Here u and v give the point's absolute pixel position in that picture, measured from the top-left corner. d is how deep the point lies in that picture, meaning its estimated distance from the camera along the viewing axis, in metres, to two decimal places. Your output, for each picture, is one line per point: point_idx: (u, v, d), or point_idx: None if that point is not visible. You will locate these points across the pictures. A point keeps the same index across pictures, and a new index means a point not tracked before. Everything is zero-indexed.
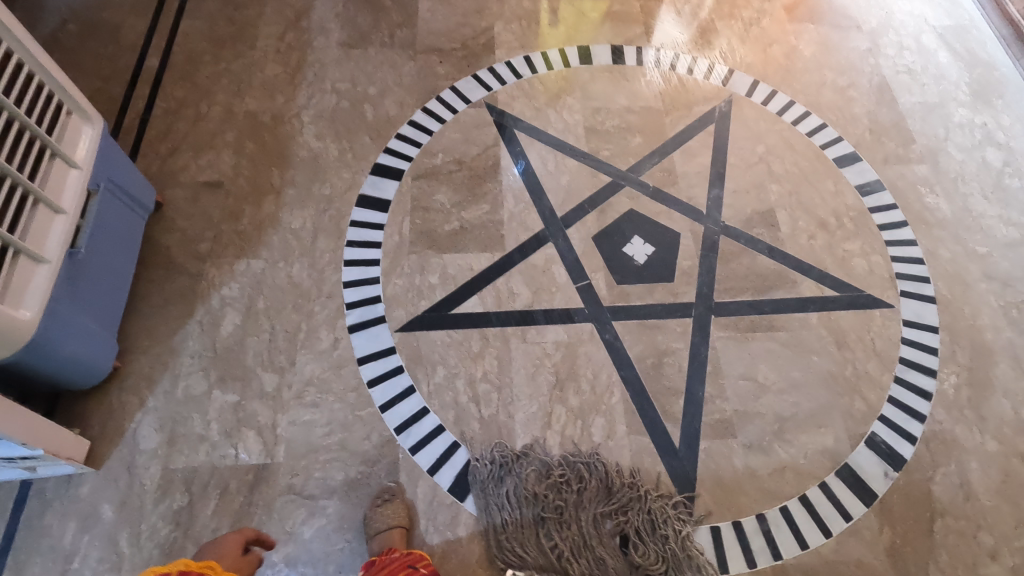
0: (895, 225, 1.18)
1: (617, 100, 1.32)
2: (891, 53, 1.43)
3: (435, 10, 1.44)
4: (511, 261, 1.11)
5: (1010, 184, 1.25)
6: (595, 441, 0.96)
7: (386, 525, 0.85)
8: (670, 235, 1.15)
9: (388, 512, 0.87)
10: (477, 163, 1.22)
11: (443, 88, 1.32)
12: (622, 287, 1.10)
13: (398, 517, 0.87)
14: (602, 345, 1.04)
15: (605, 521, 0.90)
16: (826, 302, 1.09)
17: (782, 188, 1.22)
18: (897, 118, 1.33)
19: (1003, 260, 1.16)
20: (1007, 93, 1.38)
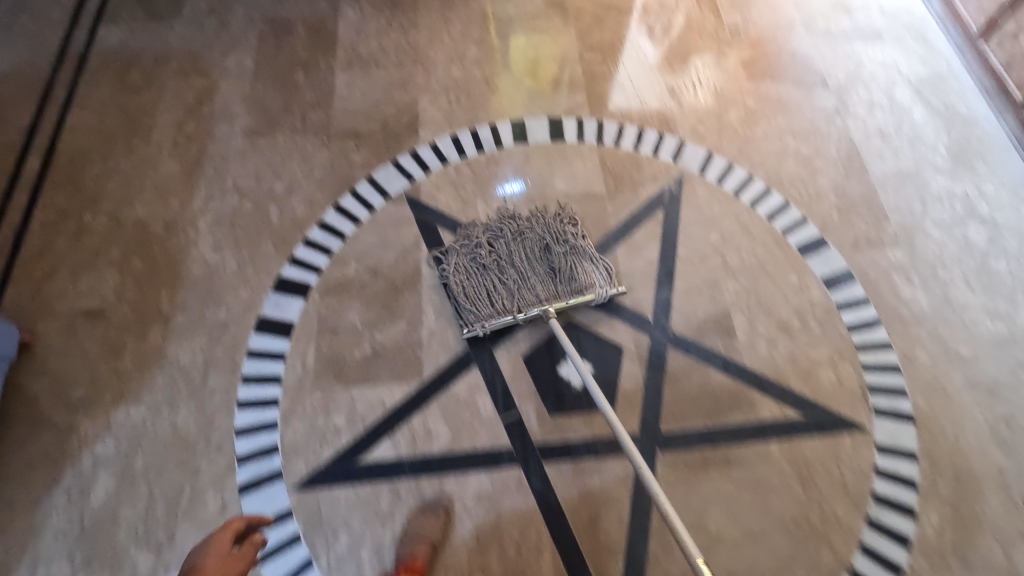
0: (866, 326, 1.05)
1: (554, 186, 1.18)
2: (860, 113, 1.28)
3: (354, 84, 1.30)
4: (429, 393, 0.98)
5: (997, 266, 1.11)
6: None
7: (416, 537, 0.85)
8: (611, 351, 1.02)
9: (425, 521, 0.87)
10: (395, 270, 1.09)
11: (359, 179, 1.18)
12: (556, 420, 0.96)
13: (431, 530, 0.86)
14: (531, 496, 0.91)
15: (542, 277, 1.01)
16: (788, 427, 0.96)
17: (739, 286, 1.08)
18: (868, 191, 1.18)
19: (990, 364, 1.02)
20: (990, 155, 1.22)
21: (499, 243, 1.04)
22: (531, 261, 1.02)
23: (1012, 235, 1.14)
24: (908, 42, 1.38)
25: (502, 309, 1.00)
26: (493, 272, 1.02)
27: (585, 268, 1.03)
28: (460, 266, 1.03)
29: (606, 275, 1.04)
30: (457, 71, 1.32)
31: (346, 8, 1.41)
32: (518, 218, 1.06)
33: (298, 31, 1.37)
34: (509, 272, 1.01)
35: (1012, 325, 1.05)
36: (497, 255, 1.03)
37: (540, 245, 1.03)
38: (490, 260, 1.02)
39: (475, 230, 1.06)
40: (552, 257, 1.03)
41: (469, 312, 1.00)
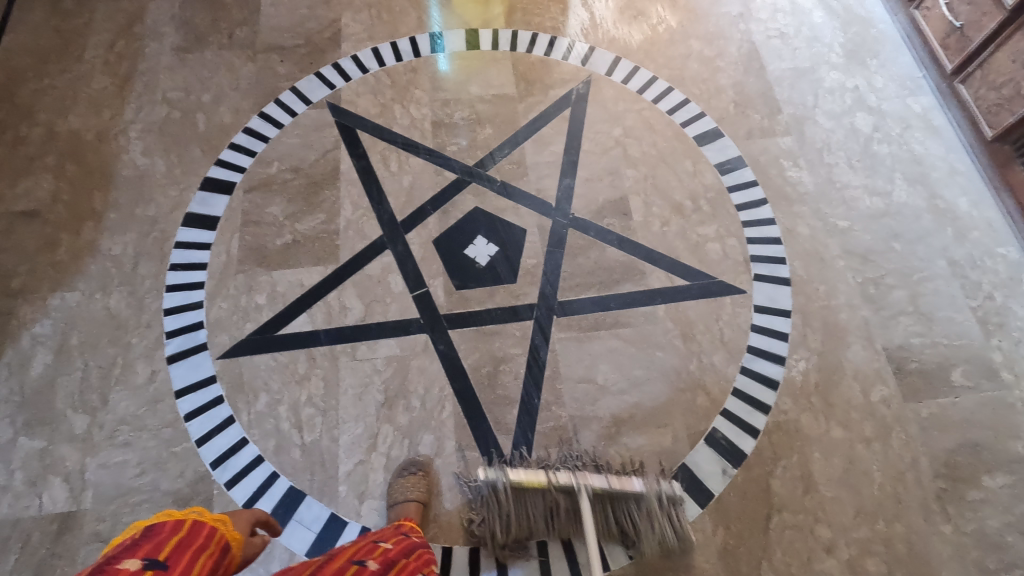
0: (754, 204, 1.13)
1: (469, 90, 1.25)
2: (763, 18, 1.35)
3: (279, 4, 1.35)
4: (345, 274, 1.06)
5: (879, 150, 1.19)
6: (422, 458, 0.92)
7: (404, 498, 0.86)
8: (516, 234, 1.10)
9: (407, 484, 0.87)
10: (316, 169, 1.15)
11: (283, 89, 1.24)
12: (461, 293, 1.04)
13: (416, 492, 0.87)
14: (436, 357, 0.99)
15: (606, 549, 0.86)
16: (674, 293, 1.05)
17: (638, 174, 1.16)
18: (764, 88, 1.26)
19: (865, 234, 1.10)
20: (882, 52, 1.30)
21: (558, 501, 0.83)
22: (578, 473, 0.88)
23: (896, 122, 1.22)
24: None
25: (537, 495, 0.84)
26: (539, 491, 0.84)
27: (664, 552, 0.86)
28: (500, 525, 0.84)
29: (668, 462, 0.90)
30: None
31: None
32: (605, 478, 0.84)
33: None
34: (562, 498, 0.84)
35: (888, 200, 1.14)
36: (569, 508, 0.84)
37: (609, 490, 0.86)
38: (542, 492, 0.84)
39: (529, 481, 0.84)
40: (629, 535, 0.85)
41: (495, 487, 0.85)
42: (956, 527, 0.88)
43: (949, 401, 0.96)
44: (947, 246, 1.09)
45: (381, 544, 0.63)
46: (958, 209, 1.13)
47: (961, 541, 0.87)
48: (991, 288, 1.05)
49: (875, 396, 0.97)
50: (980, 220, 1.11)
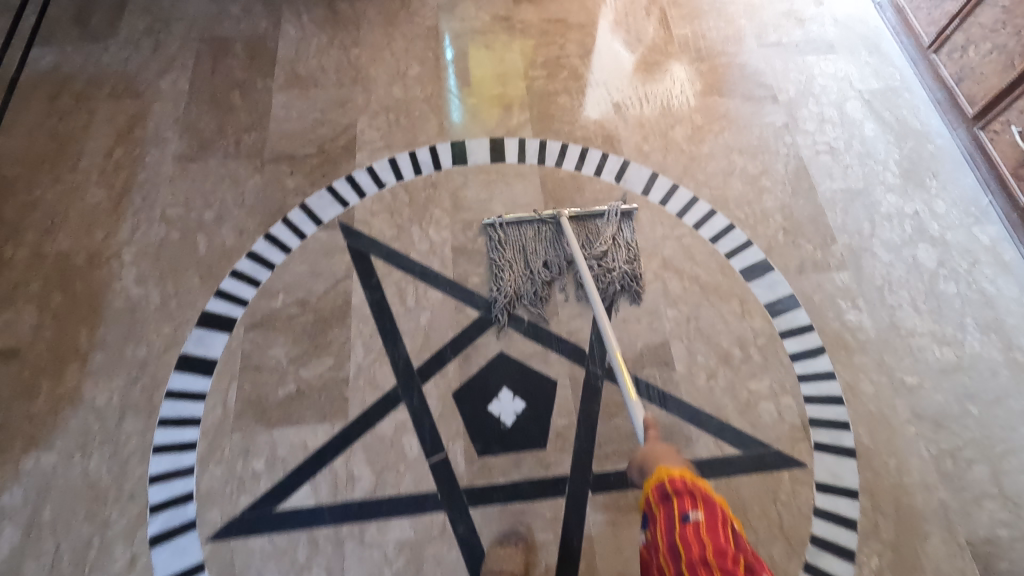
0: (810, 354, 1.02)
1: (493, 209, 1.15)
2: (810, 129, 1.25)
3: (290, 106, 1.26)
4: (353, 434, 0.94)
5: (945, 289, 1.08)
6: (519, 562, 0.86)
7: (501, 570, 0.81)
8: (545, 385, 0.98)
9: (507, 554, 0.84)
10: (324, 303, 1.05)
11: (291, 206, 1.14)
12: (484, 460, 0.93)
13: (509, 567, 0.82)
14: (455, 543, 0.87)
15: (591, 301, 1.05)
16: (725, 466, 0.92)
17: (679, 314, 1.05)
18: (815, 212, 1.15)
19: (936, 393, 0.98)
20: (941, 172, 1.20)
21: (548, 251, 1.08)
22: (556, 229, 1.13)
23: (962, 256, 1.11)
24: (860, 55, 1.35)
25: (523, 228, 1.10)
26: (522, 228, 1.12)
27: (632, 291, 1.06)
28: (508, 263, 1.07)
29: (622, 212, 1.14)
30: (398, 89, 1.29)
31: (287, 25, 1.37)
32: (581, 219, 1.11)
33: (235, 50, 1.32)
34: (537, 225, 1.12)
35: (960, 351, 1.02)
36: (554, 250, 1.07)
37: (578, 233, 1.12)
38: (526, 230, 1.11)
39: (521, 230, 1.10)
40: (602, 256, 1.06)
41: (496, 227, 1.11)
42: None
43: None
44: None
45: None
46: None
47: None
48: None
49: None
50: None
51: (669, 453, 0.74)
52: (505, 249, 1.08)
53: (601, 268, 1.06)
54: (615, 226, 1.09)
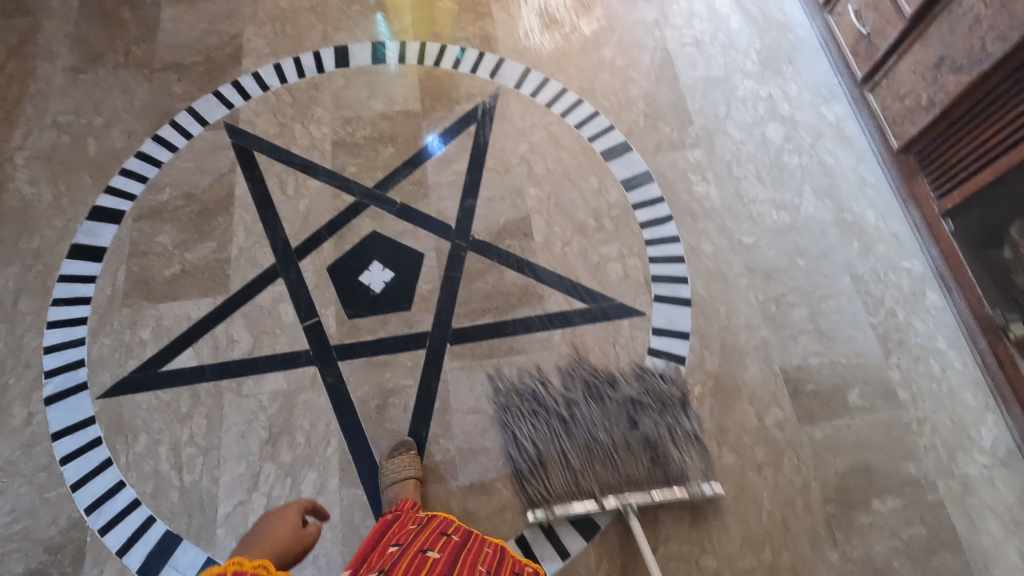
0: (658, 222, 1.11)
1: (371, 107, 1.21)
2: (679, 24, 1.31)
3: (179, 19, 1.30)
4: (233, 305, 1.03)
5: (789, 162, 1.16)
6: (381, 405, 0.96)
7: (401, 476, 0.86)
8: (413, 257, 1.07)
9: (401, 463, 0.88)
10: (209, 195, 1.12)
11: (178, 110, 1.20)
12: (353, 322, 1.02)
13: (410, 469, 0.88)
14: (324, 391, 0.97)
15: (639, 459, 0.87)
16: (571, 317, 1.02)
17: (541, 192, 1.13)
18: (675, 98, 1.23)
19: (768, 251, 1.08)
20: (797, 59, 1.27)
21: (575, 405, 0.92)
22: (614, 424, 0.90)
23: (808, 132, 1.19)
24: None
25: (570, 489, 0.86)
26: (569, 425, 0.90)
27: (679, 450, 0.88)
28: (524, 421, 0.91)
29: (700, 470, 0.88)
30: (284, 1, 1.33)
31: None
32: (620, 381, 0.95)
33: None
34: (597, 441, 0.88)
35: (795, 214, 1.12)
36: (583, 411, 0.91)
37: (633, 416, 0.91)
38: (578, 444, 0.88)
39: (538, 392, 0.94)
40: (640, 416, 0.90)
41: (531, 487, 0.87)
42: (843, 553, 0.87)
43: (845, 423, 0.95)
44: (851, 261, 1.07)
45: (430, 553, 0.64)
46: (865, 222, 1.10)
47: (846, 568, 0.86)
48: (893, 305, 1.04)
49: (769, 421, 0.95)
50: (887, 233, 1.09)
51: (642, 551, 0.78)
52: (516, 414, 0.93)
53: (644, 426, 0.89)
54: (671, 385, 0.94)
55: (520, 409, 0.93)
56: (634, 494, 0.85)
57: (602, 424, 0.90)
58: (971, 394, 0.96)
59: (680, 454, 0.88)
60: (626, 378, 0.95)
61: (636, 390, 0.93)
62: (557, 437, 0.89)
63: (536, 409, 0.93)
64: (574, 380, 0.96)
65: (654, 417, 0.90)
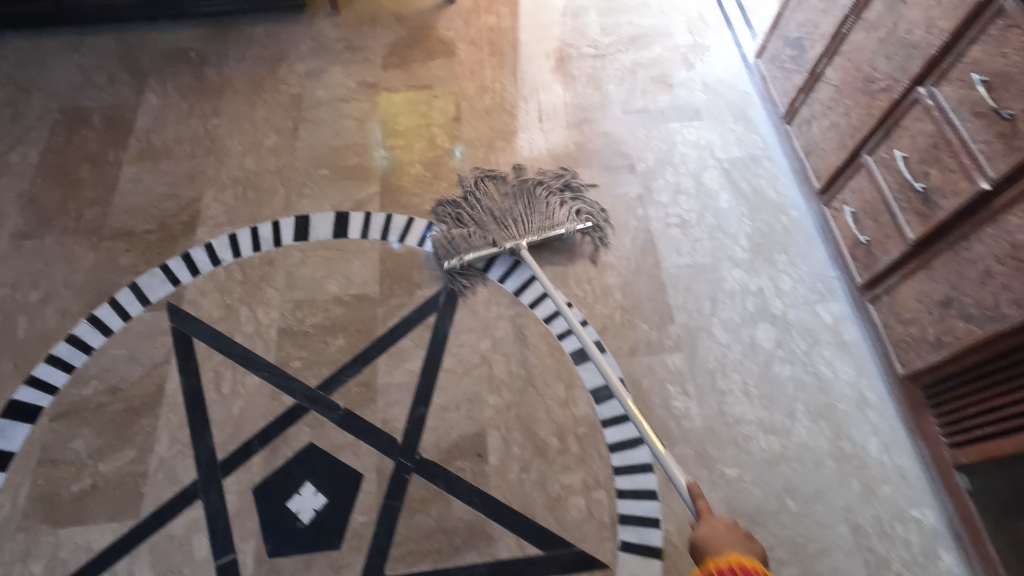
0: (630, 445, 0.98)
1: (326, 288, 1.12)
2: (663, 200, 1.23)
3: (139, 178, 1.25)
4: (141, 534, 0.91)
5: (781, 372, 1.04)
6: None
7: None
8: (351, 480, 0.95)
9: None
10: (137, 390, 1.02)
11: (121, 286, 1.12)
12: (273, 563, 0.89)
13: None
14: None
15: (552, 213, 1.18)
16: (522, 568, 0.89)
17: (501, 401, 1.01)
18: (656, 288, 1.12)
19: (755, 488, 0.94)
20: (792, 246, 1.17)
21: (494, 194, 1.22)
22: (514, 197, 1.19)
23: (802, 336, 1.07)
24: (725, 121, 1.34)
25: (483, 245, 1.13)
26: (487, 209, 1.19)
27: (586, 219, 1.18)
28: (455, 230, 1.15)
29: (581, 217, 1.18)
30: (251, 161, 1.28)
31: (150, 94, 1.37)
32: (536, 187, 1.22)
33: (93, 120, 1.32)
34: (491, 203, 1.20)
35: (786, 440, 0.98)
36: (503, 198, 1.21)
37: (529, 185, 1.22)
38: (473, 206, 1.20)
39: (466, 214, 1.19)
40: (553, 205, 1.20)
41: (457, 241, 1.12)
42: None
43: None
44: (851, 506, 0.93)
45: None
46: (867, 455, 0.97)
47: None
48: (901, 570, 0.88)
49: None
50: (893, 472, 0.96)
51: (724, 529, 0.71)
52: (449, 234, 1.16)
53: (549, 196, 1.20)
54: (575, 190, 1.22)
55: (448, 203, 1.21)
56: (507, 202, 1.20)
57: (498, 184, 1.25)
58: None
59: (552, 197, 1.20)
60: (545, 174, 1.25)
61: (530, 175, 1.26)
62: (476, 188, 1.22)
63: (465, 194, 1.23)
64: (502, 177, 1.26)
65: (550, 181, 1.23)
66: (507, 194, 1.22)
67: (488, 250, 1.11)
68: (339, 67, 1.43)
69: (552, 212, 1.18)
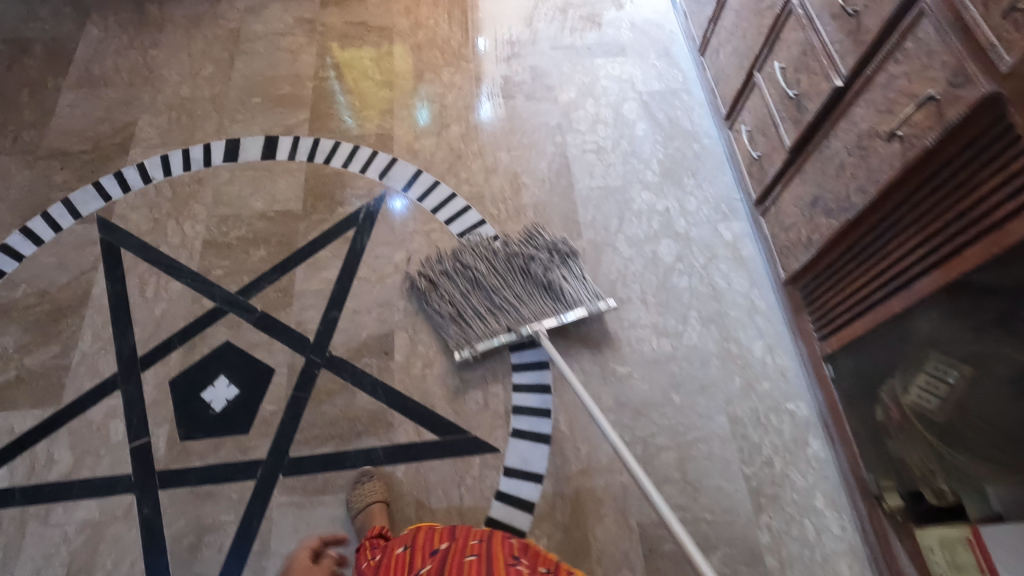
0: (530, 345, 1.04)
1: (251, 205, 1.17)
2: (581, 128, 1.27)
3: (77, 104, 1.29)
4: (62, 418, 0.97)
5: (678, 283, 1.10)
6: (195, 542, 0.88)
7: (365, 504, 0.87)
8: (263, 374, 1.01)
9: (367, 489, 0.88)
10: (64, 293, 1.07)
11: (53, 201, 1.17)
12: (184, 445, 0.95)
13: (375, 495, 0.88)
14: (136, 524, 0.89)
15: (536, 295, 1.00)
16: (417, 450, 0.95)
17: (411, 306, 1.07)
18: (566, 208, 1.18)
19: (642, 384, 1.01)
20: (700, 171, 1.22)
21: (471, 266, 1.03)
22: (507, 279, 1.01)
23: (701, 251, 1.13)
24: (648, 58, 1.38)
25: (495, 329, 0.98)
26: (478, 288, 1.01)
27: (569, 280, 1.02)
28: (442, 303, 1.01)
29: (591, 285, 1.02)
30: (186, 89, 1.32)
31: (91, 27, 1.41)
32: (505, 248, 1.05)
33: (34, 50, 1.36)
34: (478, 274, 1.02)
35: (677, 342, 1.04)
36: (479, 274, 1.02)
37: (520, 261, 1.03)
38: (461, 284, 1.02)
39: (445, 287, 1.02)
40: (534, 273, 1.02)
41: (453, 332, 0.99)
42: None
43: None
44: (731, 399, 0.99)
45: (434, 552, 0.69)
46: (751, 355, 1.03)
47: None
48: (771, 454, 0.95)
49: None
50: (774, 370, 1.02)
51: None
52: (437, 305, 1.01)
53: (532, 262, 1.03)
54: (552, 254, 1.04)
55: (428, 273, 1.04)
56: (476, 275, 1.02)
57: (485, 259, 1.04)
58: (847, 564, 0.87)
59: (537, 271, 1.01)
60: (520, 240, 1.07)
61: (516, 242, 1.06)
62: (445, 270, 1.04)
63: (444, 270, 1.04)
64: (468, 248, 1.05)
65: (525, 247, 1.05)
66: (474, 256, 1.04)
67: (505, 338, 0.97)
68: (278, 4, 1.46)
69: (547, 283, 1.01)
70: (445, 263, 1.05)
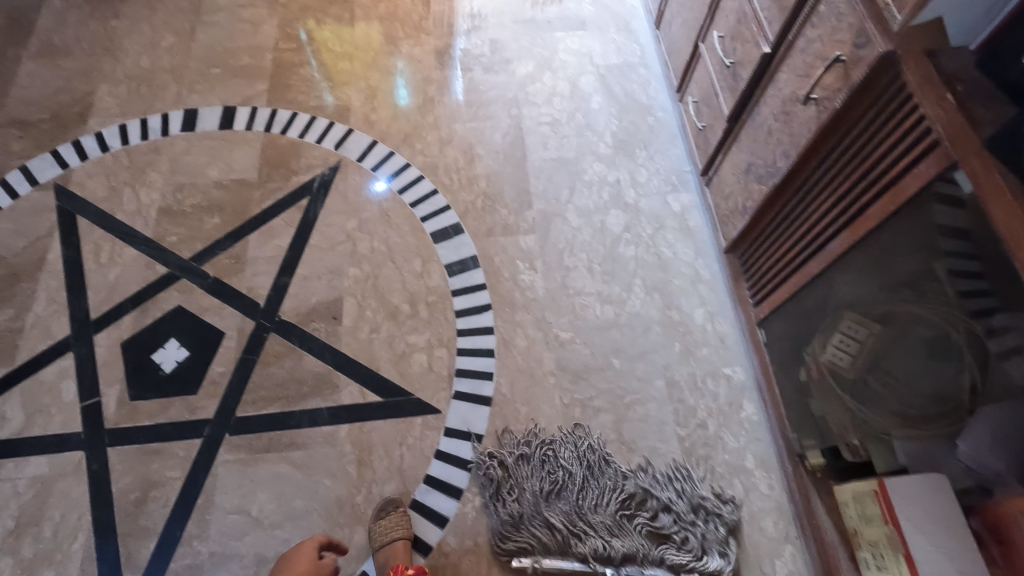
0: (475, 311, 1.06)
1: (207, 173, 1.19)
2: (538, 102, 1.29)
3: (37, 74, 1.30)
4: (14, 379, 0.99)
5: (625, 253, 1.12)
6: (141, 497, 0.91)
7: (389, 538, 0.85)
8: (213, 337, 1.03)
9: (388, 524, 0.86)
10: (20, 258, 1.09)
11: (11, 168, 1.18)
12: (134, 405, 0.97)
13: (401, 529, 0.86)
14: (84, 479, 0.92)
15: (639, 527, 0.88)
16: (361, 411, 0.97)
17: (360, 273, 1.09)
18: (518, 179, 1.19)
19: (584, 349, 1.03)
20: (653, 143, 1.24)
21: (558, 469, 0.92)
22: (605, 502, 0.90)
23: (649, 222, 1.15)
24: (607, 32, 1.39)
25: (571, 556, 0.86)
26: (560, 493, 0.90)
27: (700, 528, 0.88)
28: (503, 496, 0.89)
29: (718, 535, 0.87)
30: (146, 60, 1.33)
31: None
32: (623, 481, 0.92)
33: None
34: (563, 479, 0.91)
35: (620, 309, 1.07)
36: (567, 484, 0.91)
37: (649, 480, 0.92)
38: (540, 479, 0.91)
39: (518, 473, 0.91)
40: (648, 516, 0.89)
41: (504, 516, 0.87)
42: None
43: None
44: (670, 364, 1.02)
45: None
46: (692, 322, 1.05)
47: None
48: (705, 416, 0.97)
49: None
50: (713, 336, 1.04)
51: None
52: (495, 485, 0.90)
53: (653, 518, 0.89)
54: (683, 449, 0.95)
55: (501, 454, 0.93)
56: (563, 483, 0.91)
57: (575, 463, 0.93)
58: (772, 521, 0.89)
59: (647, 527, 0.88)
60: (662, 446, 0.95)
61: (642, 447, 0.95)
62: (523, 456, 0.93)
63: (524, 455, 0.93)
64: (563, 437, 0.95)
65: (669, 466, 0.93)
66: (571, 468, 0.92)
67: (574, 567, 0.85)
68: None
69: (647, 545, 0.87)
70: (527, 450, 0.93)
